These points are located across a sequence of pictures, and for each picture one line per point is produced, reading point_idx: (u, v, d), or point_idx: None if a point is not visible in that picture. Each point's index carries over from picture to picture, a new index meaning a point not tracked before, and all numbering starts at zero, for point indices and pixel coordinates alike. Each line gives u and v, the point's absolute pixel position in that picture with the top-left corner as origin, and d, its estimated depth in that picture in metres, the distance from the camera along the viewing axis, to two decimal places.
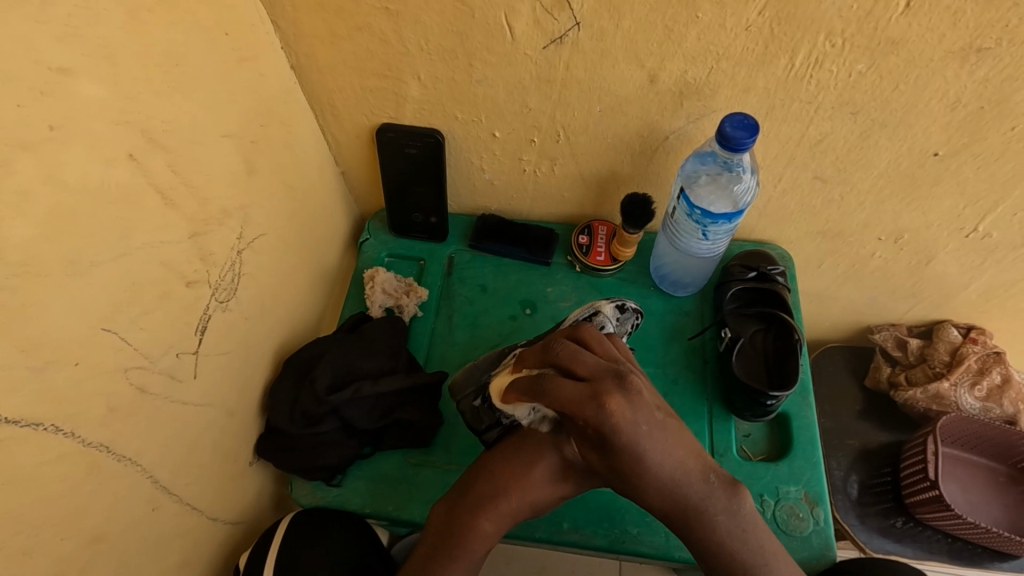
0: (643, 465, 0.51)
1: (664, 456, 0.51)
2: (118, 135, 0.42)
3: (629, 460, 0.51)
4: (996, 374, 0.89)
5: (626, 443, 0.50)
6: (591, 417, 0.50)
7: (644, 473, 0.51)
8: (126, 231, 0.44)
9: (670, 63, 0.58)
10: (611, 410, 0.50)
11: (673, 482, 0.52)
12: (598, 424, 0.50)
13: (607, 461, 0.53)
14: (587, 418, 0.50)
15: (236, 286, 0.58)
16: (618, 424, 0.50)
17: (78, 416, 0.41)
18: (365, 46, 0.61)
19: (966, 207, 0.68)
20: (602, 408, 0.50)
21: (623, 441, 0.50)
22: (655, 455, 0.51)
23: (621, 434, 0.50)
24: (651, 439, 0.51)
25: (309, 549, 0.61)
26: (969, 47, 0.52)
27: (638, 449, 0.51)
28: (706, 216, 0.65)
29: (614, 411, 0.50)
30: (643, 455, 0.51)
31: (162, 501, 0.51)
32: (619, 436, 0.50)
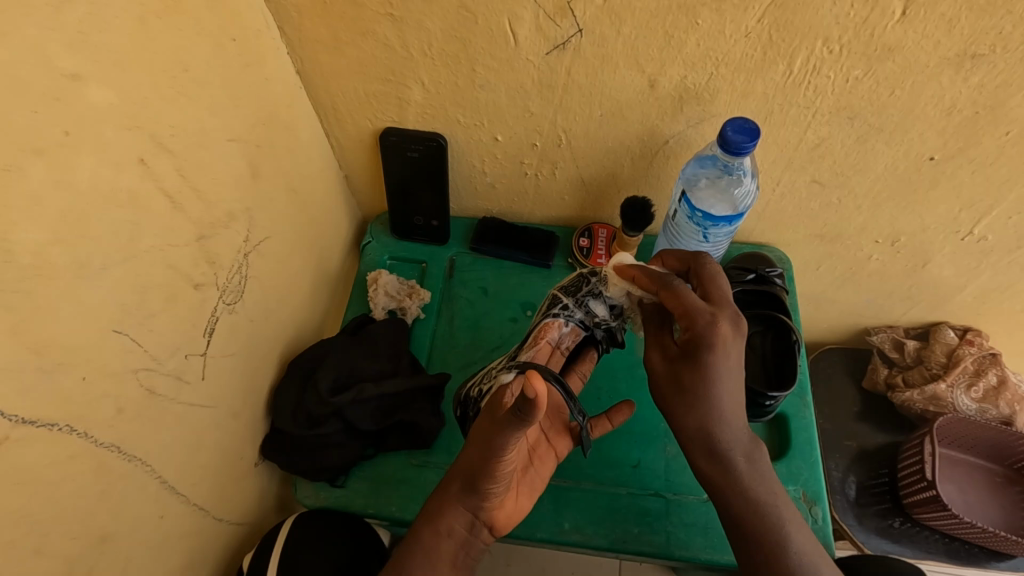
0: (709, 386, 0.53)
1: (731, 393, 0.53)
2: (129, 139, 0.43)
3: (699, 380, 0.53)
4: (992, 375, 0.90)
5: (707, 363, 0.52)
6: (700, 325, 0.52)
7: (704, 396, 0.53)
8: (134, 235, 0.44)
9: (670, 68, 0.59)
10: (720, 328, 0.52)
11: (721, 418, 0.53)
12: (702, 333, 0.52)
13: (673, 364, 0.55)
14: (694, 325, 0.53)
15: (242, 289, 0.59)
16: (716, 347, 0.52)
17: (88, 418, 0.42)
18: (369, 51, 0.62)
19: (961, 210, 0.69)
20: (714, 324, 0.52)
21: (707, 356, 0.52)
22: (722, 389, 0.53)
23: (714, 355, 0.52)
24: (728, 375, 0.53)
25: (313, 548, 0.61)
26: (964, 54, 0.53)
27: (710, 371, 0.53)
28: (707, 219, 0.65)
29: (722, 331, 0.52)
30: (715, 379, 0.53)
31: (169, 501, 0.51)
32: (708, 355, 0.52)
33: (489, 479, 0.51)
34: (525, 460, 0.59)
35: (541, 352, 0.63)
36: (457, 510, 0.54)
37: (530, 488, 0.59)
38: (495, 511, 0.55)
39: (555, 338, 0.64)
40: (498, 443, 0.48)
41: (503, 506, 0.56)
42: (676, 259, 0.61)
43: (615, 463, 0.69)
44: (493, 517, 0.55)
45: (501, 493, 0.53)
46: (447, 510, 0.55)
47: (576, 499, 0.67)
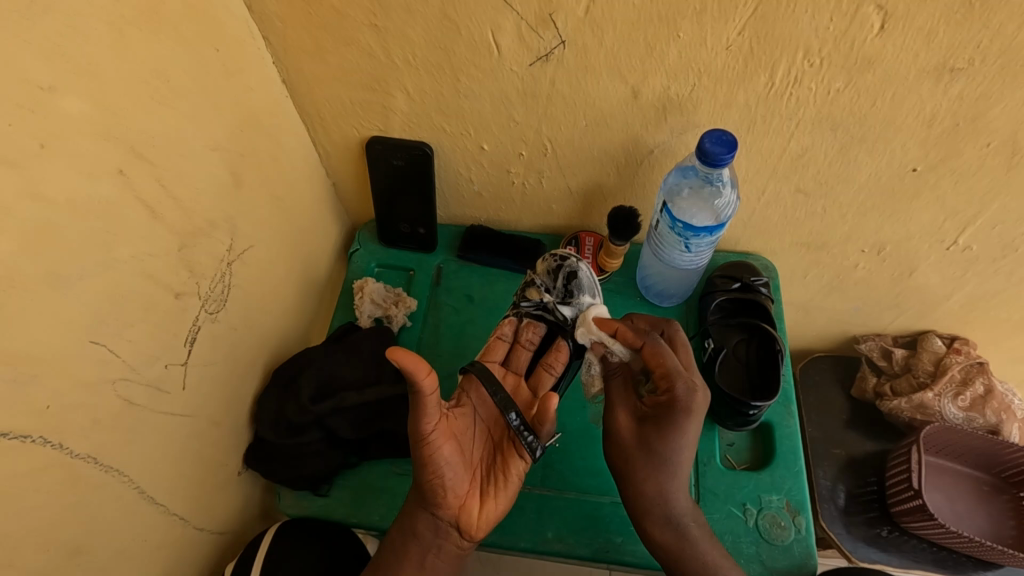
0: (670, 454, 0.58)
1: (686, 467, 0.59)
2: (107, 150, 0.43)
3: (668, 445, 0.57)
4: (978, 384, 0.90)
5: (679, 426, 0.57)
6: (681, 394, 0.56)
7: (667, 467, 0.58)
8: (111, 245, 0.44)
9: (652, 79, 0.59)
10: (696, 397, 0.57)
11: (678, 482, 0.59)
12: (685, 404, 0.56)
13: (641, 430, 0.59)
14: (673, 391, 0.57)
15: (224, 297, 0.59)
16: (691, 415, 0.57)
17: (62, 430, 0.42)
18: (353, 60, 0.62)
19: (945, 220, 0.70)
20: (692, 392, 0.57)
21: (678, 425, 0.57)
22: (685, 452, 0.58)
23: (688, 424, 0.57)
24: (689, 445, 0.58)
25: (289, 557, 0.61)
26: (943, 67, 0.53)
27: (673, 438, 0.57)
28: (688, 229, 0.66)
29: (699, 400, 0.57)
30: (681, 445, 0.58)
31: (147, 511, 0.51)
32: (682, 424, 0.57)
33: (423, 469, 0.54)
34: (489, 458, 0.60)
35: (495, 349, 0.65)
36: (422, 509, 0.57)
37: (503, 489, 0.59)
38: (455, 508, 0.56)
39: (510, 333, 0.66)
40: (413, 427, 0.53)
41: (466, 505, 0.57)
42: (645, 320, 0.64)
43: (597, 471, 0.69)
44: (455, 516, 0.57)
45: (450, 486, 0.55)
46: (413, 512, 0.57)
47: (559, 508, 0.67)
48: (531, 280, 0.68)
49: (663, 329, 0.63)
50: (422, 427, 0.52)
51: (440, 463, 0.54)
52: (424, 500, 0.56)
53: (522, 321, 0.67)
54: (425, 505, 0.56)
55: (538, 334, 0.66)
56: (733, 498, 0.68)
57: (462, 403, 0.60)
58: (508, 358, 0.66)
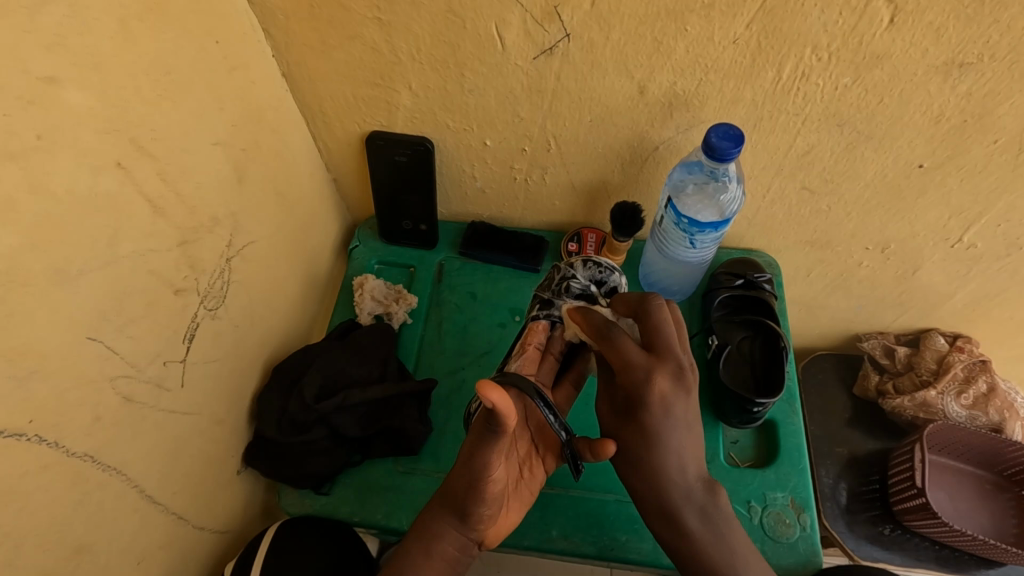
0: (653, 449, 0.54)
1: (676, 451, 0.54)
2: (108, 143, 0.42)
3: (638, 440, 0.54)
4: (982, 382, 0.90)
5: (644, 420, 0.54)
6: (636, 382, 0.53)
7: (653, 453, 0.54)
8: (113, 240, 0.44)
9: (659, 75, 0.59)
10: (656, 386, 0.53)
11: (664, 474, 0.54)
12: (639, 391, 0.53)
13: (618, 420, 0.57)
14: (632, 385, 0.54)
15: (225, 294, 0.58)
16: (654, 401, 0.53)
17: (62, 428, 0.41)
18: (357, 55, 0.61)
19: (950, 218, 0.69)
20: (649, 381, 0.53)
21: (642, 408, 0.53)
22: (667, 447, 0.54)
23: (654, 414, 0.53)
24: (672, 431, 0.54)
25: (288, 560, 0.60)
26: (952, 63, 0.53)
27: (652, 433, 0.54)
28: (693, 225, 0.66)
29: (658, 392, 0.53)
30: (663, 438, 0.54)
31: (148, 510, 0.50)
32: (645, 414, 0.54)
33: (477, 502, 0.50)
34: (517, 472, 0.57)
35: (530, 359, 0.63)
36: (449, 531, 0.53)
37: (525, 501, 0.58)
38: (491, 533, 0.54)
39: (542, 342, 0.64)
40: (483, 466, 0.48)
41: (498, 527, 0.55)
42: (624, 303, 0.58)
43: (601, 468, 0.69)
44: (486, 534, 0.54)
45: (493, 511, 0.52)
46: (441, 535, 0.53)
47: (563, 506, 0.67)
48: (571, 275, 0.68)
49: (639, 307, 0.56)
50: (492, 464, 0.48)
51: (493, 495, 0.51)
52: (457, 526, 0.53)
53: (555, 328, 0.65)
54: (455, 530, 0.53)
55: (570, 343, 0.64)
56: (737, 496, 0.68)
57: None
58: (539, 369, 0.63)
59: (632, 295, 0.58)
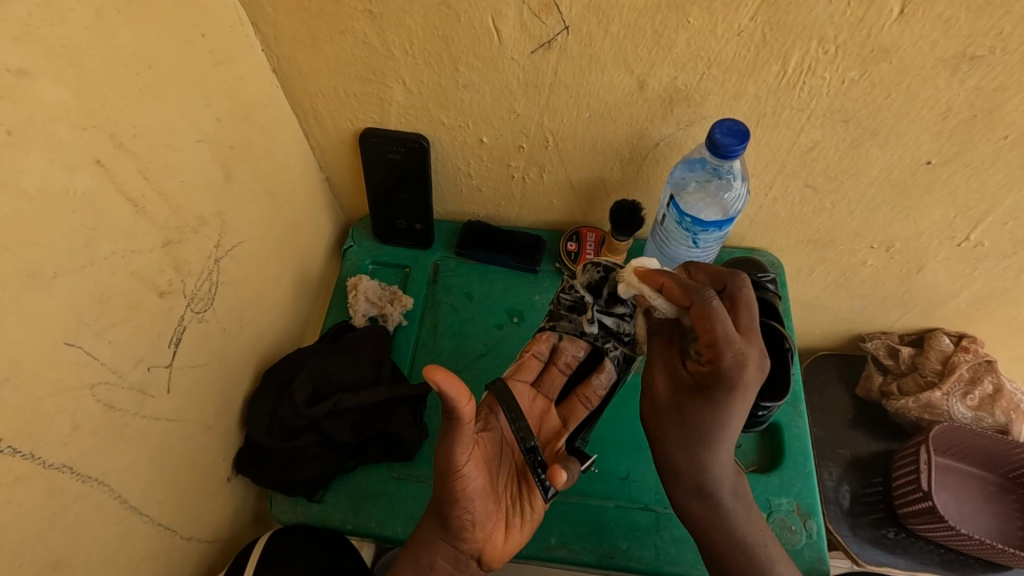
0: (713, 431, 0.51)
1: (733, 437, 0.52)
2: (85, 140, 0.40)
3: (707, 418, 0.51)
4: (987, 383, 0.88)
5: (720, 401, 0.50)
6: (725, 363, 0.49)
7: (710, 436, 0.51)
8: (91, 241, 0.42)
9: (659, 69, 0.57)
10: (748, 369, 0.49)
11: (715, 467, 0.53)
12: (728, 371, 0.49)
13: (678, 395, 0.53)
14: (720, 361, 0.49)
15: (213, 296, 0.56)
16: (740, 383, 0.49)
17: (38, 438, 0.39)
18: (348, 49, 0.59)
19: (956, 216, 0.68)
20: (741, 364, 0.49)
21: (721, 388, 0.49)
22: (733, 426, 0.51)
23: (737, 397, 0.49)
24: (740, 415, 0.51)
25: (278, 560, 0.59)
26: (962, 56, 0.51)
27: (720, 414, 0.50)
28: (696, 224, 0.64)
29: (736, 363, 0.49)
30: (728, 420, 0.51)
31: (131, 521, 0.49)
32: (725, 394, 0.49)
33: (451, 503, 0.50)
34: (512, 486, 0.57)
35: (528, 369, 0.64)
36: (436, 537, 0.53)
37: (526, 520, 0.56)
38: (480, 543, 0.53)
39: (545, 352, 0.65)
40: (445, 460, 0.48)
41: (491, 539, 0.54)
42: (704, 271, 0.58)
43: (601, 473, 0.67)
44: (478, 549, 0.53)
45: (478, 521, 0.52)
46: (430, 543, 0.53)
47: (562, 513, 0.65)
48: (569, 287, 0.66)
49: (726, 284, 0.56)
50: (456, 459, 0.48)
51: (469, 496, 0.50)
52: (441, 531, 0.53)
53: (562, 339, 0.64)
54: (441, 535, 0.53)
55: (578, 357, 0.64)
56: None
57: (489, 426, 0.57)
58: (541, 379, 0.65)
59: (713, 266, 0.58)
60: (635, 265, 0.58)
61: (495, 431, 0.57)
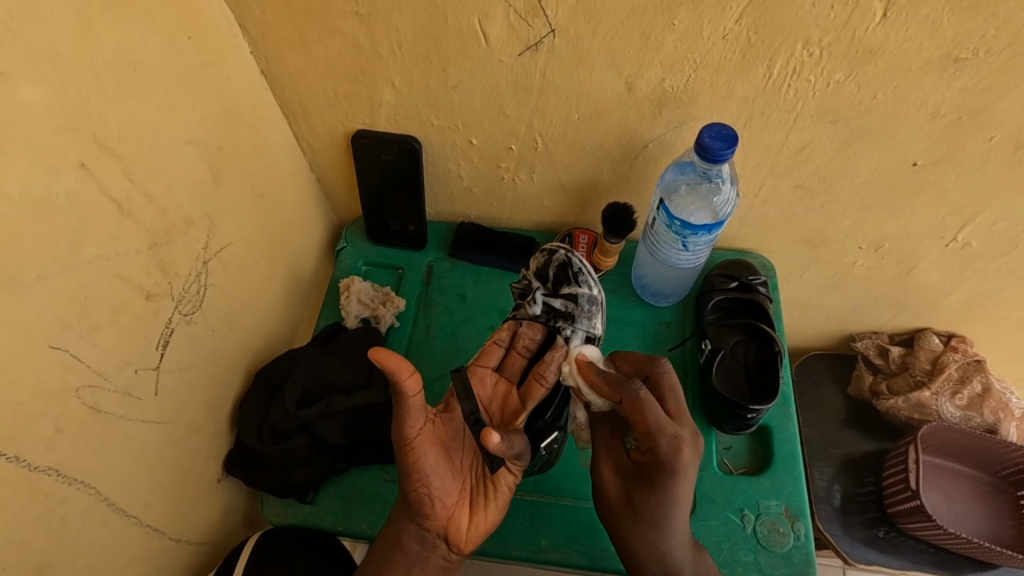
0: (667, 491, 0.52)
1: (682, 516, 0.54)
2: (68, 143, 0.40)
3: (653, 506, 0.53)
4: (977, 383, 0.89)
5: (665, 487, 0.52)
6: (664, 450, 0.51)
7: (656, 524, 0.54)
8: (76, 244, 0.42)
9: (648, 70, 0.57)
10: (683, 453, 0.51)
11: (664, 529, 0.54)
12: (665, 457, 0.51)
13: (626, 490, 0.56)
14: (657, 450, 0.51)
15: (201, 298, 0.56)
16: (677, 468, 0.51)
17: (21, 442, 0.39)
18: (337, 51, 0.59)
19: (946, 216, 0.68)
20: (676, 448, 0.51)
21: (658, 514, 0.53)
22: (676, 526, 0.54)
23: (675, 480, 0.52)
24: (685, 499, 0.53)
25: (272, 553, 0.60)
26: (948, 57, 0.51)
27: (664, 502, 0.53)
28: (686, 227, 0.64)
29: (666, 441, 0.51)
30: (671, 513, 0.53)
31: (118, 524, 0.49)
32: (647, 505, 0.54)
33: (409, 477, 0.53)
34: (477, 470, 0.59)
35: (490, 354, 0.64)
36: (405, 514, 0.56)
37: (492, 503, 0.58)
38: (444, 519, 0.56)
39: (506, 338, 0.65)
40: (397, 433, 0.52)
41: (455, 516, 0.57)
42: (631, 364, 0.59)
43: (592, 475, 0.67)
44: (443, 527, 0.56)
45: (438, 496, 0.55)
46: (398, 521, 0.56)
47: (553, 516, 0.65)
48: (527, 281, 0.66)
49: (649, 372, 0.58)
50: (407, 432, 0.51)
51: (425, 471, 0.53)
52: (405, 507, 0.56)
53: (520, 325, 0.65)
54: (406, 512, 0.56)
55: (535, 339, 0.64)
56: (731, 504, 0.66)
57: (451, 408, 0.60)
58: (502, 364, 0.65)
59: (638, 355, 0.60)
60: (573, 353, 0.61)
61: (455, 414, 0.59)
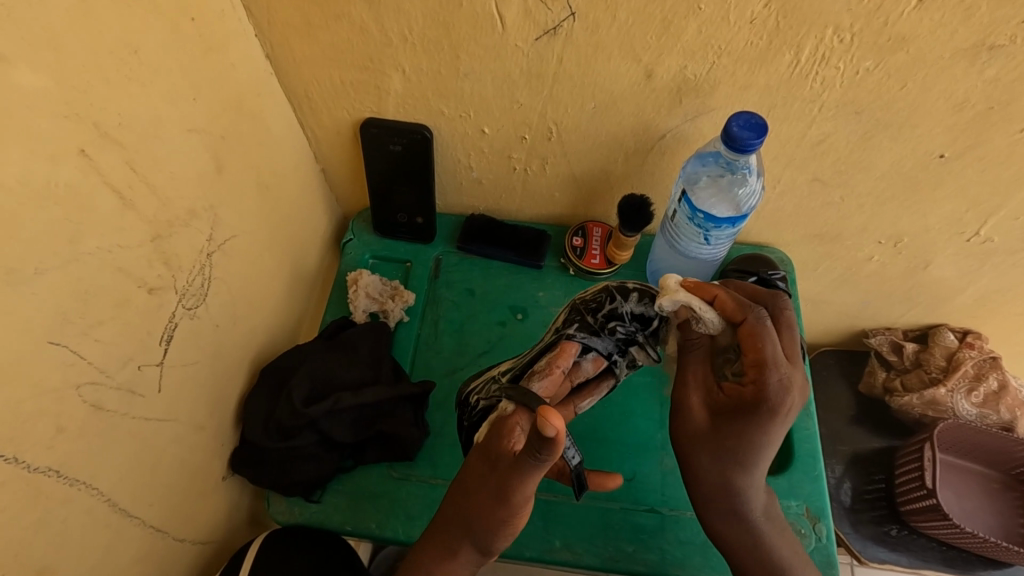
0: (758, 439, 0.51)
1: (769, 456, 0.52)
2: (67, 129, 0.38)
3: (738, 435, 0.51)
4: (992, 380, 0.87)
5: (763, 423, 0.50)
6: (772, 385, 0.49)
7: (749, 450, 0.51)
8: (76, 235, 0.40)
9: (667, 58, 0.55)
10: (790, 394, 0.50)
11: (755, 464, 0.52)
12: (764, 395, 0.49)
13: (713, 418, 0.53)
14: (764, 382, 0.50)
15: (206, 292, 0.55)
16: (778, 408, 0.49)
17: (19, 442, 0.38)
18: (345, 36, 0.57)
19: (966, 211, 0.66)
20: (784, 389, 0.49)
21: (756, 437, 0.51)
22: (769, 450, 0.52)
23: (774, 421, 0.50)
24: (775, 440, 0.51)
25: (291, 538, 0.60)
26: (982, 45, 0.49)
27: (756, 435, 0.51)
28: (708, 220, 0.62)
29: (783, 389, 0.49)
30: (766, 445, 0.51)
31: (121, 526, 0.47)
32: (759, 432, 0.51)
33: (499, 531, 0.50)
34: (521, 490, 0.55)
35: (552, 385, 0.54)
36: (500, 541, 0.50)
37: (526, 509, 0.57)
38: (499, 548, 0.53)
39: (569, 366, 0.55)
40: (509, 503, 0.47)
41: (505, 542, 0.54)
42: (742, 293, 0.58)
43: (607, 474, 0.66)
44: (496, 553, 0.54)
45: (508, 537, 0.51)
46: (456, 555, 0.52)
47: (567, 515, 0.64)
48: (617, 306, 0.58)
49: (769, 305, 0.56)
50: (524, 503, 0.47)
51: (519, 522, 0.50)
52: (506, 531, 0.49)
53: (590, 355, 0.56)
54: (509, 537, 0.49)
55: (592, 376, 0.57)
56: None
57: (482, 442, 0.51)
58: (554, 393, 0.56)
59: (750, 287, 0.58)
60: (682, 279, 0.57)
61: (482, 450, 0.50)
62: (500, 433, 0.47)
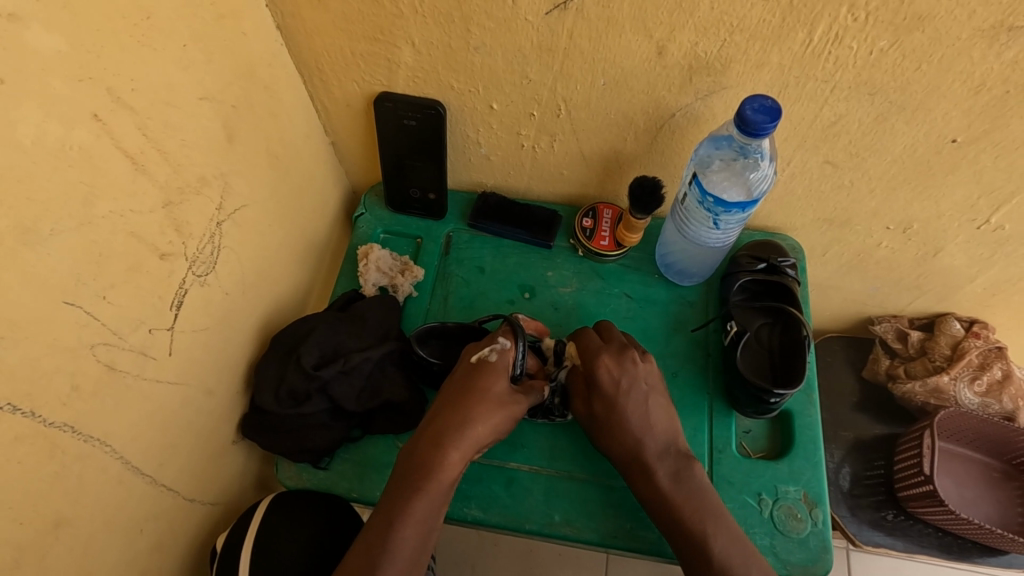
0: (609, 413, 0.62)
1: (644, 419, 0.62)
2: (82, 92, 0.39)
3: (609, 404, 0.62)
4: (997, 369, 0.87)
5: (608, 391, 0.62)
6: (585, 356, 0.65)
7: (611, 424, 0.62)
8: (88, 199, 0.40)
9: (680, 34, 0.54)
10: (601, 358, 0.64)
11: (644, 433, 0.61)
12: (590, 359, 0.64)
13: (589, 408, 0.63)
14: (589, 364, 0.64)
15: (215, 260, 0.55)
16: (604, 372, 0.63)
17: (38, 397, 0.39)
18: (355, 6, 0.57)
19: (980, 196, 0.65)
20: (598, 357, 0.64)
21: (609, 406, 0.62)
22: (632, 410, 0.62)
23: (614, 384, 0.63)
24: (633, 399, 0.62)
25: (298, 502, 0.62)
26: (1000, 26, 0.48)
27: (616, 399, 0.62)
28: (718, 205, 0.62)
29: (603, 365, 0.63)
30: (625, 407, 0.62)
31: (133, 482, 0.49)
32: (604, 404, 0.62)
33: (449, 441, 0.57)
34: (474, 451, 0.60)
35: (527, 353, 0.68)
36: (437, 487, 0.55)
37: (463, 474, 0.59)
38: (442, 486, 0.55)
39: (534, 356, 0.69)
40: (459, 401, 0.59)
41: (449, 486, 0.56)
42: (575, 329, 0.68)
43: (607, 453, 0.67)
44: (438, 493, 0.55)
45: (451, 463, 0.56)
46: (407, 504, 0.54)
47: (567, 491, 0.66)
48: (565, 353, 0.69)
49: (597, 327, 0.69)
50: (472, 413, 0.58)
51: (467, 439, 0.58)
52: (435, 476, 0.55)
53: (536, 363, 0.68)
54: (442, 482, 0.55)
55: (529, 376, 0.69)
56: (748, 488, 0.66)
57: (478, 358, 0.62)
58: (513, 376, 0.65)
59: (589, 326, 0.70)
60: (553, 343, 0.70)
61: (480, 364, 0.61)
62: (477, 346, 0.63)
